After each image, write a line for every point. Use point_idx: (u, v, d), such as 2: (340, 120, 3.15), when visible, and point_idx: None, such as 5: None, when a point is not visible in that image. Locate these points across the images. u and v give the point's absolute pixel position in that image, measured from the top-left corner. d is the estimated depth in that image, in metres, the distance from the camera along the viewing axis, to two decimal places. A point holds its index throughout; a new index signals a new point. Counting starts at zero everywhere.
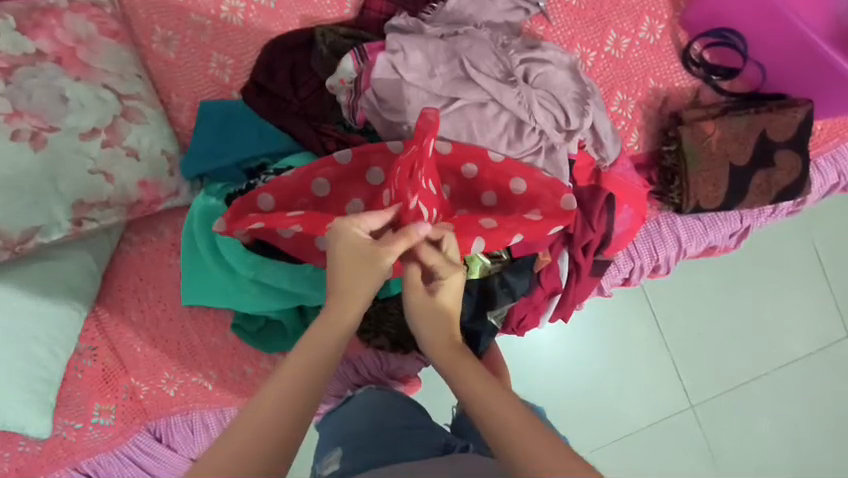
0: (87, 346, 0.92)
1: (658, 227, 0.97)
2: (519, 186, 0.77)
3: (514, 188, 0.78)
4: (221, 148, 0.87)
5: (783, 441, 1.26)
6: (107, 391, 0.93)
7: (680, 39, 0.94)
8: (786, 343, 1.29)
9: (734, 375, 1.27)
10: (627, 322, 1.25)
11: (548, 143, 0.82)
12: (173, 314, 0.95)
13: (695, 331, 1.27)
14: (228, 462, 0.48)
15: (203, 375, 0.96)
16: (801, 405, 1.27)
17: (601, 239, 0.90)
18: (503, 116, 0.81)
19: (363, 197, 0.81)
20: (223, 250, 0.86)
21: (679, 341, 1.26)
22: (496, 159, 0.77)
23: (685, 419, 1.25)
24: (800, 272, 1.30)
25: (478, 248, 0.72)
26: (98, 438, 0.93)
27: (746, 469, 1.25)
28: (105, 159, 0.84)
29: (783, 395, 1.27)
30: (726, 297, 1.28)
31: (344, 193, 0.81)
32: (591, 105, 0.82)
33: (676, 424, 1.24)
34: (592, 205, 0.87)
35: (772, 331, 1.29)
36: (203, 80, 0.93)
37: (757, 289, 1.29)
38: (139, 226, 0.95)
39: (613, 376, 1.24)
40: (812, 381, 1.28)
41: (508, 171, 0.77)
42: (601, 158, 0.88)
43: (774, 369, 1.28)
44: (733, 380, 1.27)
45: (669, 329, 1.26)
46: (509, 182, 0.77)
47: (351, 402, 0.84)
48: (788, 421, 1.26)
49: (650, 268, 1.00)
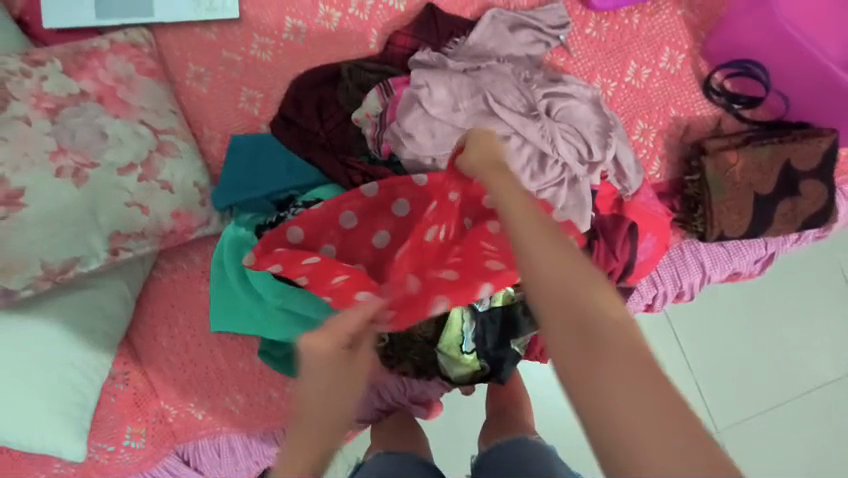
0: (121, 371, 0.95)
1: (681, 253, 0.97)
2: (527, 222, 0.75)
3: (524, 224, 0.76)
4: (249, 181, 0.90)
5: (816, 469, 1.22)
6: (138, 415, 0.96)
7: (701, 69, 0.94)
8: (814, 368, 1.26)
9: (763, 396, 1.25)
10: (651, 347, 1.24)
11: (570, 175, 0.83)
12: (203, 340, 0.98)
13: (720, 355, 1.25)
14: None
15: (230, 399, 0.99)
16: (832, 431, 1.24)
17: (624, 266, 0.90)
18: (526, 148, 0.82)
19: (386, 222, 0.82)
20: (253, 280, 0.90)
21: (704, 364, 1.24)
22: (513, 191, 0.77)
23: None
24: (828, 297, 1.28)
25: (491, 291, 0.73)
26: (129, 461, 0.95)
27: None
28: (141, 191, 0.88)
29: (813, 421, 1.24)
30: (751, 323, 1.26)
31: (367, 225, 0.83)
32: (614, 138, 0.83)
33: None
34: (615, 234, 0.88)
35: (800, 355, 1.26)
36: (234, 113, 0.96)
37: (782, 312, 1.27)
38: (170, 253, 0.98)
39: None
40: (843, 407, 1.25)
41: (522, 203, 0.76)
42: (623, 188, 0.89)
43: (802, 394, 1.25)
44: (761, 402, 1.24)
45: (692, 353, 1.25)
46: None
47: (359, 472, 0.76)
48: (819, 446, 1.23)
49: (674, 295, 1.00)
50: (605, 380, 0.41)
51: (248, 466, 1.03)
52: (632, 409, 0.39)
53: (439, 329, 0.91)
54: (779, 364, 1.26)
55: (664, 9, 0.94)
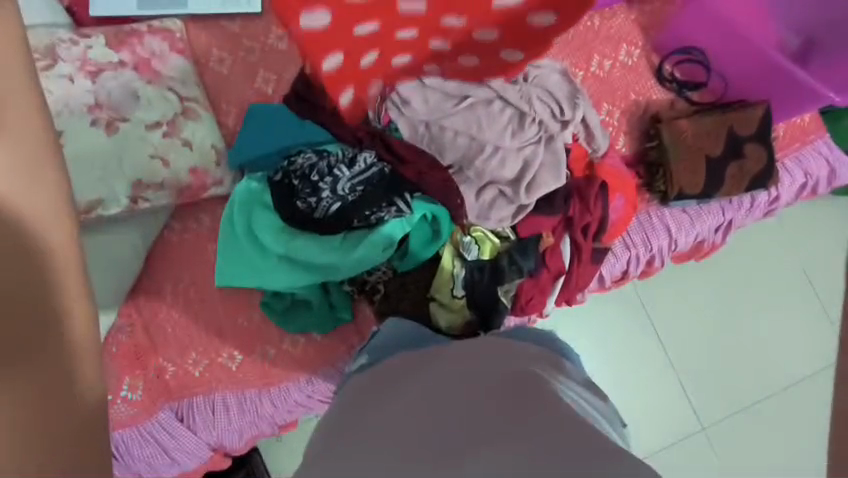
0: (124, 322, 1.00)
1: (649, 218, 1.08)
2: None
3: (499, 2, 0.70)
4: (263, 141, 1.00)
5: (790, 456, 1.30)
6: (137, 367, 0.99)
7: (654, 61, 1.11)
8: (785, 359, 1.34)
9: (744, 392, 1.32)
10: (632, 336, 1.30)
11: (546, 133, 0.97)
12: (205, 294, 1.03)
13: (699, 347, 1.33)
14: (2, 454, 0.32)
15: (227, 355, 1.02)
16: (800, 420, 1.32)
17: (598, 222, 1.01)
18: (507, 110, 0.95)
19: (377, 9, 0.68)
20: (259, 230, 0.96)
21: (682, 357, 1.32)
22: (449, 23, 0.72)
23: (698, 440, 1.28)
24: (798, 298, 1.38)
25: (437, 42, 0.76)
26: (124, 412, 0.97)
27: None
28: (163, 146, 0.98)
29: (787, 414, 1.32)
30: (727, 312, 1.35)
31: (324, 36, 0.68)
32: (581, 100, 0.97)
33: (689, 446, 1.27)
34: (588, 192, 1.00)
35: (772, 348, 1.35)
36: (251, 91, 1.08)
37: (754, 302, 1.36)
38: (180, 214, 1.05)
39: (619, 386, 1.28)
40: (814, 401, 1.33)
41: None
42: (593, 149, 1.01)
43: (779, 391, 1.33)
44: (740, 398, 1.31)
45: (672, 344, 1.32)
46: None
47: (377, 338, 0.83)
48: (797, 441, 1.31)
49: (646, 259, 1.09)
50: None
51: (241, 427, 1.03)
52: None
53: (433, 275, 0.99)
54: (752, 357, 1.34)
55: (620, 14, 1.11)
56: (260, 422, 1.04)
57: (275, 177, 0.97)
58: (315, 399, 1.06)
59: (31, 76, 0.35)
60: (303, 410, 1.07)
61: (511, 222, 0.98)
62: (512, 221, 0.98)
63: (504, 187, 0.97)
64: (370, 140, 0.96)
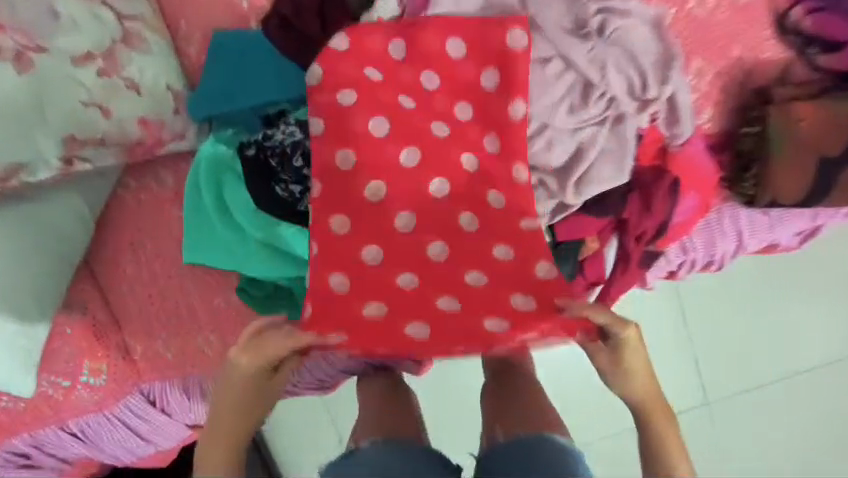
0: (78, 299, 0.87)
1: (719, 219, 0.86)
2: (450, 302, 0.60)
3: (446, 305, 0.60)
4: (237, 90, 0.76)
5: (792, 439, 1.31)
6: (99, 348, 0.86)
7: (776, 2, 0.80)
8: (807, 349, 1.32)
9: (755, 374, 1.32)
10: (659, 318, 1.32)
11: (616, 112, 0.72)
12: (173, 270, 0.88)
13: (720, 328, 1.32)
14: None
15: (202, 339, 0.89)
16: (809, 410, 1.31)
17: (658, 227, 0.79)
18: (568, 75, 0.71)
19: (390, 183, 0.67)
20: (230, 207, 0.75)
21: (702, 336, 1.32)
22: (437, 257, 0.64)
23: (699, 413, 1.32)
24: (840, 299, 1.32)
25: (408, 278, 0.62)
26: (86, 398, 0.87)
27: (749, 459, 1.31)
28: (100, 89, 0.73)
29: (796, 400, 1.32)
30: (756, 305, 1.33)
31: (344, 309, 0.60)
32: (676, 71, 0.71)
33: (688, 418, 1.32)
34: (654, 191, 0.77)
35: (798, 338, 1.32)
36: (218, 6, 0.79)
37: (794, 295, 1.33)
38: (137, 171, 0.86)
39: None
40: (829, 390, 1.32)
41: (423, 236, 0.65)
42: (672, 135, 0.75)
43: (792, 376, 1.32)
44: (751, 381, 1.32)
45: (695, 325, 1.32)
46: (403, 274, 0.62)
47: (349, 460, 0.67)
48: (801, 425, 1.31)
49: (702, 263, 0.91)
50: None
51: None
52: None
53: None
54: (772, 342, 1.33)
55: None
56: None
57: (248, 151, 0.74)
58: (299, 387, 0.95)
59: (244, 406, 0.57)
60: (287, 396, 0.98)
61: (548, 221, 0.76)
62: (548, 222, 0.76)
63: (548, 178, 0.74)
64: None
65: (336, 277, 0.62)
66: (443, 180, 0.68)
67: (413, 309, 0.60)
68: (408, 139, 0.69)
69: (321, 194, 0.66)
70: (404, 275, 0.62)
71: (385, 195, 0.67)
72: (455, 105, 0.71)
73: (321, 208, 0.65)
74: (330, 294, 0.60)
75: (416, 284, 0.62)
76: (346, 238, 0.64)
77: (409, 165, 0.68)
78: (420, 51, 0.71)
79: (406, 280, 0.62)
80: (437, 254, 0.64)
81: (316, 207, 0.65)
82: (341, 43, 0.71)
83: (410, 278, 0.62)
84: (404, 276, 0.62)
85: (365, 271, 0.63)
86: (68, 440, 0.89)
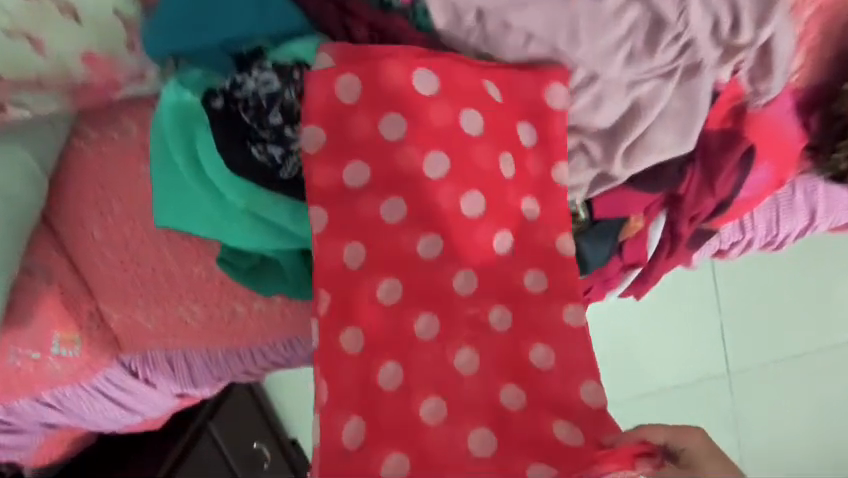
0: (39, 264, 0.75)
1: (790, 193, 0.72)
2: (483, 440, 0.46)
3: (479, 445, 0.46)
4: (194, 16, 0.58)
5: (816, 414, 1.24)
6: (68, 319, 0.77)
7: None
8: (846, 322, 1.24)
9: (788, 345, 1.24)
10: (691, 291, 1.23)
11: (689, 61, 0.55)
12: (145, 235, 0.76)
13: (756, 298, 1.23)
14: None
15: (184, 310, 0.80)
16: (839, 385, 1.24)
17: (720, 205, 0.66)
18: (636, 9, 0.52)
19: (407, 278, 0.52)
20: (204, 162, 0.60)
21: (734, 307, 1.24)
22: (465, 375, 0.49)
23: (719, 384, 1.24)
24: None
25: (431, 407, 0.47)
26: (61, 369, 0.80)
27: (769, 433, 1.24)
28: (25, 14, 0.59)
29: (826, 374, 1.24)
30: (796, 276, 1.23)
31: (357, 460, 0.46)
32: (781, 7, 0.52)
33: (707, 387, 1.25)
34: (724, 160, 0.62)
35: (839, 311, 1.23)
36: None
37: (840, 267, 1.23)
38: (94, 117, 0.72)
39: (646, 334, 1.23)
40: None
41: (446, 346, 0.50)
42: (756, 91, 0.59)
43: (828, 348, 1.24)
44: (786, 352, 1.24)
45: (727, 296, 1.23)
46: (424, 403, 0.47)
47: None
48: (830, 400, 1.24)
49: (761, 243, 0.77)
50: None
51: (207, 383, 0.89)
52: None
53: None
54: (810, 314, 1.24)
55: None
56: (233, 376, 0.90)
57: (214, 102, 0.58)
58: (293, 361, 0.89)
59: None
60: (280, 368, 0.91)
61: (585, 195, 0.62)
62: (584, 195, 0.63)
63: (590, 141, 0.59)
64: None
65: (347, 421, 0.47)
66: (471, 271, 0.53)
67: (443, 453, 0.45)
68: (425, 225, 0.53)
69: (330, 308, 0.52)
70: (424, 406, 0.47)
71: (401, 294, 0.51)
72: (499, 158, 0.56)
73: (329, 321, 0.51)
74: (342, 450, 0.47)
75: (443, 415, 0.47)
76: (351, 362, 0.50)
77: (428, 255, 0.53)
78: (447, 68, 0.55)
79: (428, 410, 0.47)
80: (464, 366, 0.49)
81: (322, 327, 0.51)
82: (348, 92, 0.54)
83: (431, 406, 0.47)
84: (423, 406, 0.47)
85: (375, 405, 0.48)
86: (45, 410, 0.84)
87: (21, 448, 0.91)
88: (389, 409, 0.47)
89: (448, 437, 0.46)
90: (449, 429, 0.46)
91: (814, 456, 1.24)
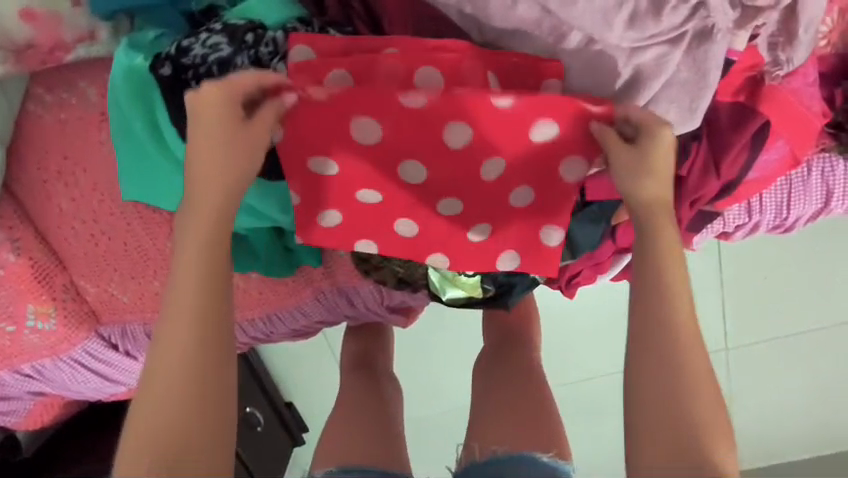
0: (5, 237, 0.72)
1: (805, 174, 0.66)
2: (455, 210, 0.58)
3: (448, 211, 0.58)
4: None
5: (812, 385, 1.23)
6: (41, 291, 0.75)
7: None
8: None
9: (793, 321, 1.18)
10: (697, 269, 1.15)
11: (702, 25, 0.48)
12: (113, 208, 0.72)
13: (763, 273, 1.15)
14: (161, 387, 0.46)
15: (160, 283, 0.78)
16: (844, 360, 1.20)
17: (722, 188, 0.60)
18: None
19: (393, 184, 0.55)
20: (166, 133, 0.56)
21: (740, 285, 1.16)
22: (450, 208, 0.57)
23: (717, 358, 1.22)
24: None
25: (406, 227, 0.59)
26: (38, 342, 0.79)
27: (760, 400, 1.25)
28: None
29: (832, 350, 1.19)
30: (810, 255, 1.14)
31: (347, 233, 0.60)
32: None
33: None
34: (728, 140, 0.56)
35: None
36: None
37: None
38: (50, 79, 0.67)
39: None
40: None
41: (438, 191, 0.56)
42: (777, 61, 0.52)
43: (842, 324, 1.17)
44: (792, 328, 1.18)
45: (734, 274, 1.15)
46: (398, 221, 0.59)
47: None
48: (829, 373, 1.21)
49: (769, 227, 0.72)
50: (647, 431, 0.47)
51: None
52: (650, 451, 0.47)
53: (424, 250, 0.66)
54: (828, 292, 1.15)
55: None
56: None
57: (162, 69, 0.53)
58: (276, 336, 0.86)
59: (223, 139, 0.50)
60: (263, 342, 0.89)
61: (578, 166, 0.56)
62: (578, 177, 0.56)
63: None
64: (340, 12, 0.54)
65: (331, 215, 0.58)
66: (456, 200, 0.57)
67: (416, 251, 0.61)
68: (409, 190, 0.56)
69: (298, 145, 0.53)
70: (404, 224, 0.59)
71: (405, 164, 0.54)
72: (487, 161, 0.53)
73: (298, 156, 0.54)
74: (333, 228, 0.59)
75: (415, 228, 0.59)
76: (343, 188, 0.56)
77: (419, 178, 0.55)
78: (422, 46, 0.49)
79: (406, 228, 0.59)
80: (490, 171, 0.53)
81: (298, 167, 0.55)
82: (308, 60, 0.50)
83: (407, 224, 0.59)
84: (402, 220, 0.59)
85: (355, 210, 0.58)
86: (26, 380, 0.84)
87: (10, 413, 0.92)
88: (371, 218, 0.59)
89: (425, 229, 0.59)
90: (423, 235, 0.59)
91: (800, 420, 1.26)
